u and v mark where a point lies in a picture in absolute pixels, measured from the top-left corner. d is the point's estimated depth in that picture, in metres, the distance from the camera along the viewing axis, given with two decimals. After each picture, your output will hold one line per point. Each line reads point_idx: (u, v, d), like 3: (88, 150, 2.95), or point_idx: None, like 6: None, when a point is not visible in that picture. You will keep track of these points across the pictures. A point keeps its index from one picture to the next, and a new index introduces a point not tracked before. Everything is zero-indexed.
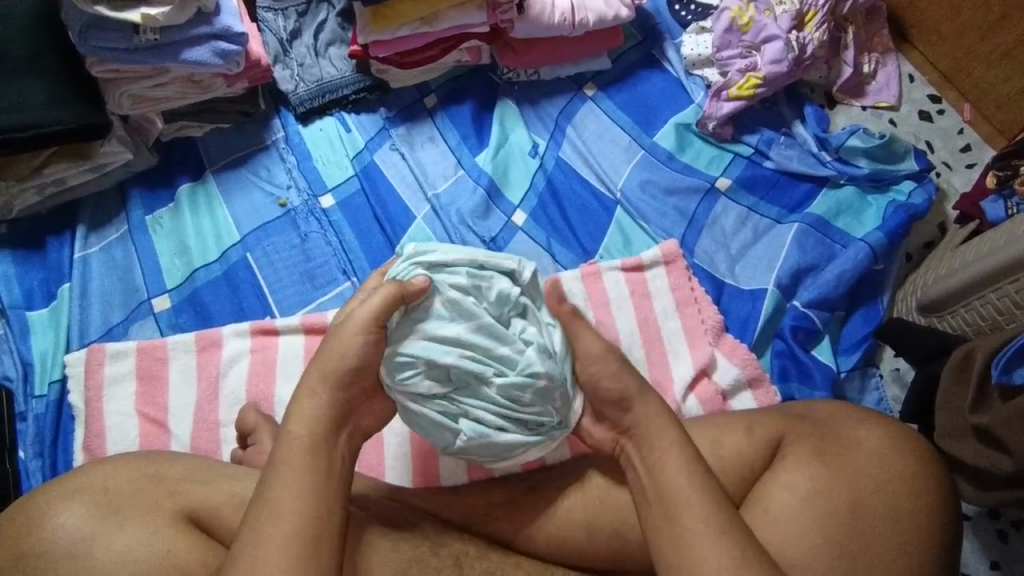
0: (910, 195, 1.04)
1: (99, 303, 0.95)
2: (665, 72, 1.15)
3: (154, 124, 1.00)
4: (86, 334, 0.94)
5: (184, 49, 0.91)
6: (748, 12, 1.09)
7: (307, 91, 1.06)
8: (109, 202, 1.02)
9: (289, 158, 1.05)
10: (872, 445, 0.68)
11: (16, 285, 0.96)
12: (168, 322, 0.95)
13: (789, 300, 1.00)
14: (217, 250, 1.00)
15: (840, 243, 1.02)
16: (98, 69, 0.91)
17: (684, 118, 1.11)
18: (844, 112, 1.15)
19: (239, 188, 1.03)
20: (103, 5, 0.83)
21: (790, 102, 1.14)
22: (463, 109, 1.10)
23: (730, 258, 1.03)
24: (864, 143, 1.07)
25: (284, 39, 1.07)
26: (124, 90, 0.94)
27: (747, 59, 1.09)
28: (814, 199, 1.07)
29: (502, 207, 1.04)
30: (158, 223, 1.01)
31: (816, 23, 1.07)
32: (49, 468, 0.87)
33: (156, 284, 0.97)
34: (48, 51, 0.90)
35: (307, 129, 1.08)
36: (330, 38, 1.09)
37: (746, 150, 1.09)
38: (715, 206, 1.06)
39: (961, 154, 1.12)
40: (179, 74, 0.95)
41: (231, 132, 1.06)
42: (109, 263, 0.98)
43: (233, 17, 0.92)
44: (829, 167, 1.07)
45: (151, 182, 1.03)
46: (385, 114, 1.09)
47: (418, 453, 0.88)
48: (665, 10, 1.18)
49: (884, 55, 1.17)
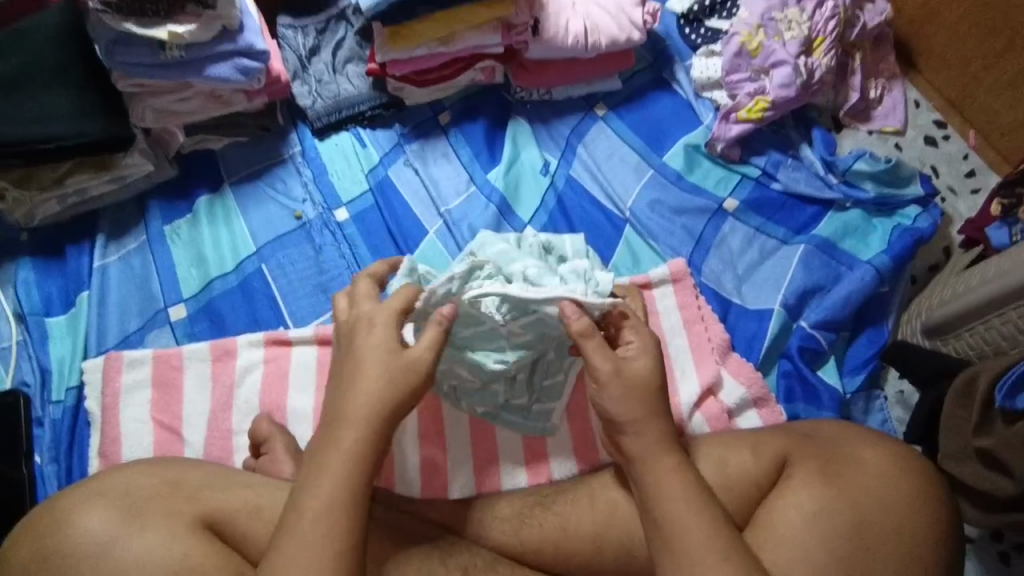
0: (916, 219, 1.06)
1: (117, 312, 0.97)
2: (675, 93, 1.17)
3: (176, 136, 1.02)
4: (103, 341, 0.95)
5: (208, 65, 0.92)
6: (758, 37, 1.09)
7: (325, 106, 1.08)
8: (127, 213, 1.03)
9: (305, 172, 1.08)
10: (875, 465, 0.69)
11: (35, 293, 0.97)
12: (184, 332, 0.97)
13: (794, 321, 1.01)
14: (234, 261, 1.02)
15: (847, 265, 1.04)
16: (123, 83, 0.92)
17: (693, 139, 1.13)
18: (851, 136, 1.16)
19: (256, 201, 1.05)
20: (132, 22, 0.85)
21: (798, 125, 1.15)
22: (476, 126, 1.12)
23: (737, 278, 1.05)
24: (871, 168, 1.08)
25: (303, 55, 1.08)
26: (148, 104, 0.96)
27: (756, 83, 1.10)
28: (821, 221, 1.08)
29: (513, 224, 1.06)
30: (176, 233, 1.02)
31: (825, 49, 1.07)
32: (64, 473, 0.89)
33: (173, 294, 0.99)
34: (77, 64, 0.91)
35: (323, 144, 1.10)
36: (348, 55, 1.10)
37: (753, 171, 1.11)
38: (724, 226, 1.08)
39: (966, 180, 1.14)
40: (202, 89, 0.96)
41: (249, 146, 1.08)
42: (128, 273, 1.00)
43: (257, 34, 0.94)
44: (836, 191, 1.09)
45: (169, 194, 1.05)
46: (400, 131, 1.12)
47: (427, 469, 0.88)
48: (675, 34, 1.19)
49: (891, 81, 1.18)
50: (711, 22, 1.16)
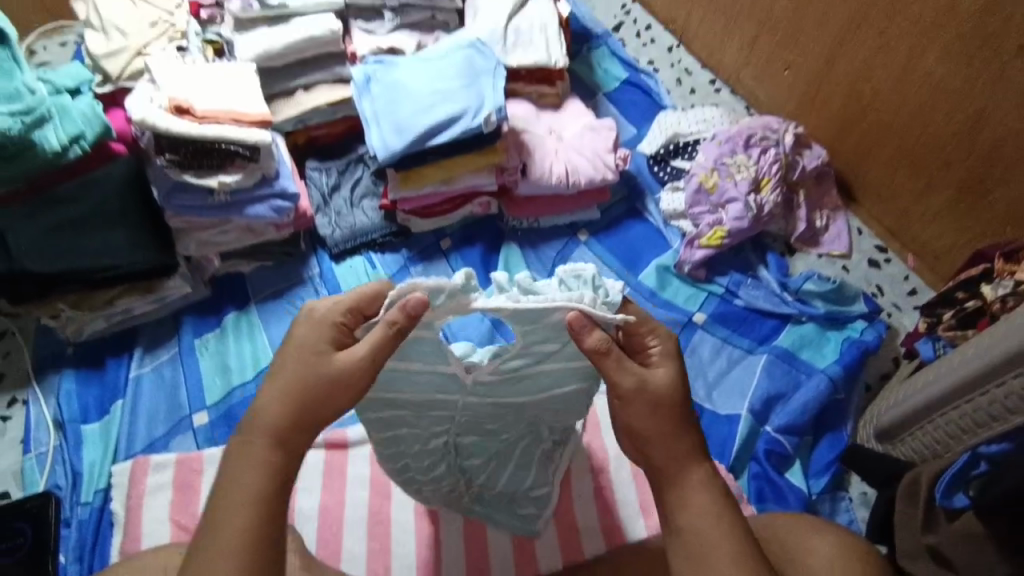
0: (862, 332, 1.19)
1: (147, 418, 1.08)
2: (647, 221, 1.34)
3: (212, 263, 1.19)
4: (133, 445, 1.05)
5: (248, 205, 1.09)
6: (713, 177, 1.27)
7: (342, 235, 1.24)
8: (163, 329, 1.16)
9: (322, 292, 1.22)
10: (825, 554, 0.77)
11: (75, 401, 1.08)
12: (205, 436, 1.07)
13: (761, 425, 1.11)
14: (254, 370, 1.13)
15: (805, 373, 1.16)
16: (174, 221, 1.09)
17: (664, 261, 1.29)
18: (803, 259, 1.33)
19: (277, 316, 1.18)
20: (190, 173, 1.03)
21: (756, 250, 1.31)
22: (473, 250, 1.28)
23: (707, 385, 1.16)
24: (819, 288, 1.23)
25: (325, 193, 1.25)
26: (193, 238, 1.12)
27: (714, 215, 1.27)
28: (780, 333, 1.21)
29: (504, 337, 1.18)
30: (205, 346, 1.15)
31: (771, 187, 1.25)
32: (85, 572, 0.96)
33: (198, 401, 1.10)
34: (135, 207, 1.07)
35: (339, 267, 1.25)
36: (364, 192, 1.27)
37: (718, 289, 1.26)
38: (693, 338, 1.21)
39: (908, 296, 1.28)
40: (239, 224, 1.13)
41: (273, 269, 1.23)
42: (158, 382, 1.11)
43: (290, 180, 1.12)
44: (792, 307, 1.23)
45: (202, 312, 1.18)
46: (406, 254, 1.28)
47: (425, 567, 0.96)
48: (645, 171, 1.38)
49: (834, 212, 1.35)
50: (675, 162, 1.36)
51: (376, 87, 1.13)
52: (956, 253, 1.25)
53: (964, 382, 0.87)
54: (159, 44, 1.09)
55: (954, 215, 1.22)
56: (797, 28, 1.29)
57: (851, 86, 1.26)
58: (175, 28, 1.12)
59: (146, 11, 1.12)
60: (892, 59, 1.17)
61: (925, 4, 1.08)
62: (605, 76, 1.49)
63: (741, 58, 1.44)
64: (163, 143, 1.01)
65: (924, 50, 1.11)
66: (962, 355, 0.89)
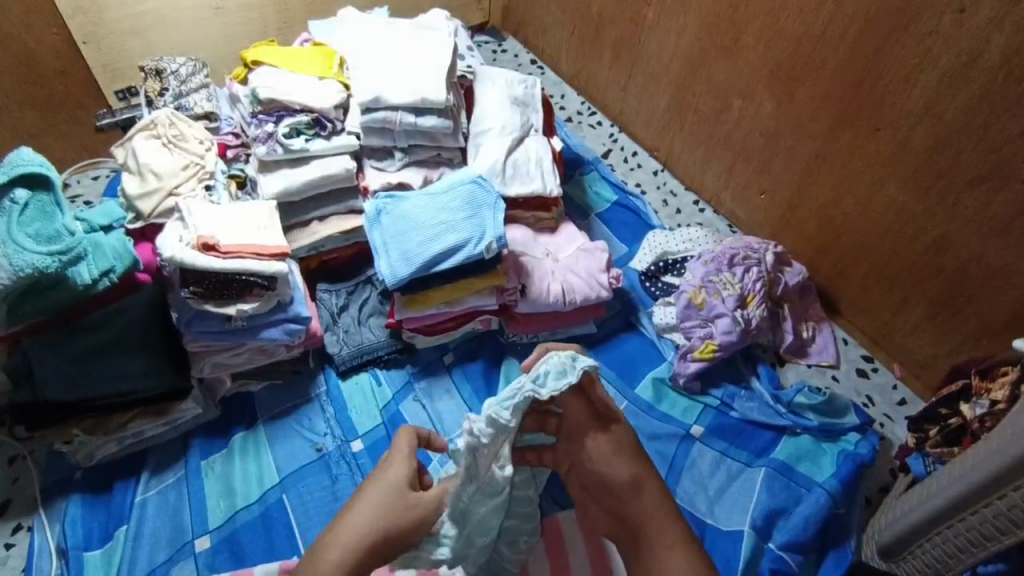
0: (856, 445, 1.22)
1: (148, 544, 1.07)
2: (642, 334, 1.40)
3: (224, 383, 1.23)
4: (132, 574, 1.04)
5: (263, 329, 1.16)
6: (701, 294, 1.34)
7: (349, 352, 1.28)
8: (172, 451, 1.18)
9: (328, 409, 1.25)
10: None
11: (79, 527, 1.08)
12: (205, 562, 1.06)
13: (765, 541, 1.11)
14: (259, 491, 1.14)
15: (804, 486, 1.17)
16: (192, 346, 1.15)
17: (659, 372, 1.34)
18: (793, 369, 1.38)
19: (283, 435, 1.21)
20: (211, 302, 1.10)
21: (747, 361, 1.37)
22: (475, 365, 1.34)
23: (709, 499, 1.17)
24: (810, 399, 1.27)
25: (335, 312, 1.31)
26: (208, 360, 1.17)
27: (705, 329, 1.32)
28: (777, 445, 1.24)
29: None
30: (211, 467, 1.17)
31: (756, 302, 1.32)
32: None
33: (200, 525, 1.10)
34: (154, 333, 1.12)
35: (345, 383, 1.29)
36: (372, 310, 1.33)
37: (713, 401, 1.30)
38: (692, 451, 1.23)
39: (897, 406, 1.33)
40: (252, 346, 1.18)
41: (283, 387, 1.27)
42: (163, 505, 1.12)
43: (304, 304, 1.19)
44: (785, 417, 1.26)
45: (210, 432, 1.21)
46: (410, 370, 1.32)
47: None
48: (638, 286, 1.46)
49: (819, 323, 1.42)
50: (665, 278, 1.44)
51: (387, 219, 1.22)
52: (938, 364, 1.30)
53: (953, 502, 0.90)
54: (189, 184, 1.19)
55: (931, 329, 1.29)
56: (770, 158, 1.42)
57: (823, 209, 1.36)
58: (205, 169, 1.22)
59: (179, 155, 1.21)
60: (856, 188, 1.28)
61: (881, 143, 1.20)
62: (596, 198, 1.60)
63: (721, 183, 1.57)
64: (189, 276, 1.09)
65: (885, 181, 1.23)
66: (949, 474, 0.92)
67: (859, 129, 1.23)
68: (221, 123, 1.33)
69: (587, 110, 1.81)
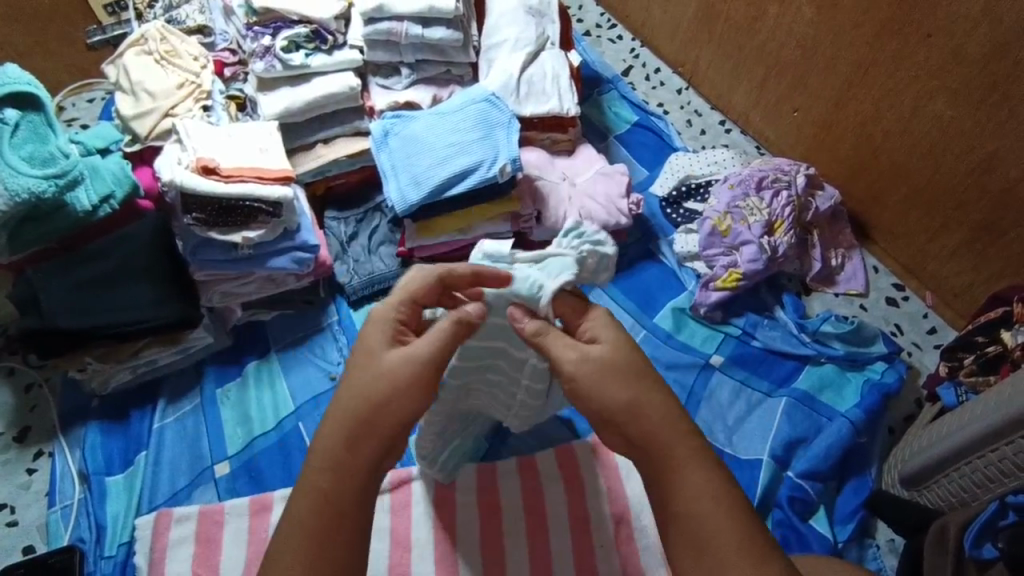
0: (883, 374, 1.19)
1: (168, 470, 1.09)
2: (661, 263, 1.34)
3: (234, 312, 1.20)
4: (154, 498, 1.07)
5: (270, 257, 1.12)
6: (726, 220, 1.27)
7: (360, 282, 1.22)
8: (187, 379, 1.18)
9: (341, 339, 1.22)
10: None
11: (99, 453, 1.10)
12: (226, 487, 1.08)
13: (783, 470, 1.10)
14: (274, 419, 1.14)
15: (827, 416, 1.15)
16: (200, 275, 1.12)
17: (679, 302, 1.29)
18: (819, 298, 1.33)
19: (298, 365, 1.19)
20: (215, 229, 1.06)
21: (771, 290, 1.31)
22: None
23: (726, 429, 1.16)
24: (837, 329, 1.23)
25: (344, 242, 1.24)
26: (216, 289, 1.15)
27: (728, 257, 1.27)
28: (799, 375, 1.21)
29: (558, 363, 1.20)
30: (226, 396, 1.16)
31: (784, 229, 1.25)
32: None
33: (218, 451, 1.11)
34: (160, 259, 1.09)
35: (357, 313, 1.24)
36: (382, 238, 1.26)
37: (734, 330, 1.25)
38: (711, 381, 1.21)
39: (927, 335, 1.28)
40: (260, 275, 1.15)
41: (295, 316, 1.24)
42: (181, 433, 1.12)
43: (311, 233, 1.15)
44: (810, 347, 1.22)
45: (223, 361, 1.20)
46: None
47: None
48: (659, 213, 1.39)
49: (850, 251, 1.34)
50: (688, 204, 1.36)
51: (395, 141, 1.16)
52: (974, 292, 1.25)
53: (989, 432, 0.87)
54: (185, 104, 1.12)
55: (971, 255, 1.22)
56: (805, 72, 1.31)
57: (861, 128, 1.27)
58: (201, 88, 1.15)
59: (173, 73, 1.15)
60: (900, 104, 1.18)
61: (932, 51, 1.09)
62: (616, 119, 1.51)
63: (750, 101, 1.47)
64: (191, 203, 1.05)
65: (932, 94, 1.13)
66: (986, 403, 0.88)
67: (906, 37, 1.12)
68: (215, 38, 1.25)
69: (606, 22, 1.68)
